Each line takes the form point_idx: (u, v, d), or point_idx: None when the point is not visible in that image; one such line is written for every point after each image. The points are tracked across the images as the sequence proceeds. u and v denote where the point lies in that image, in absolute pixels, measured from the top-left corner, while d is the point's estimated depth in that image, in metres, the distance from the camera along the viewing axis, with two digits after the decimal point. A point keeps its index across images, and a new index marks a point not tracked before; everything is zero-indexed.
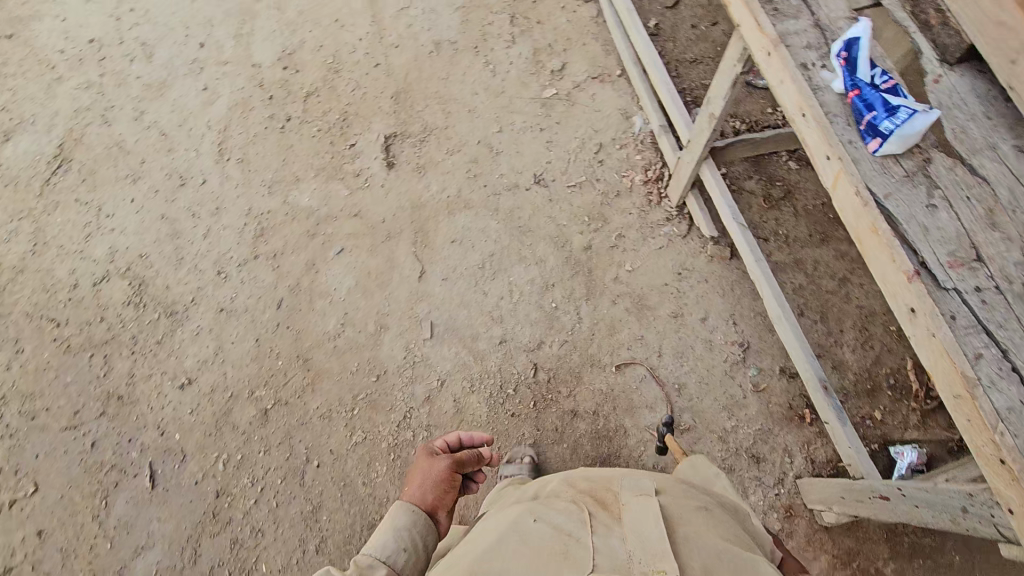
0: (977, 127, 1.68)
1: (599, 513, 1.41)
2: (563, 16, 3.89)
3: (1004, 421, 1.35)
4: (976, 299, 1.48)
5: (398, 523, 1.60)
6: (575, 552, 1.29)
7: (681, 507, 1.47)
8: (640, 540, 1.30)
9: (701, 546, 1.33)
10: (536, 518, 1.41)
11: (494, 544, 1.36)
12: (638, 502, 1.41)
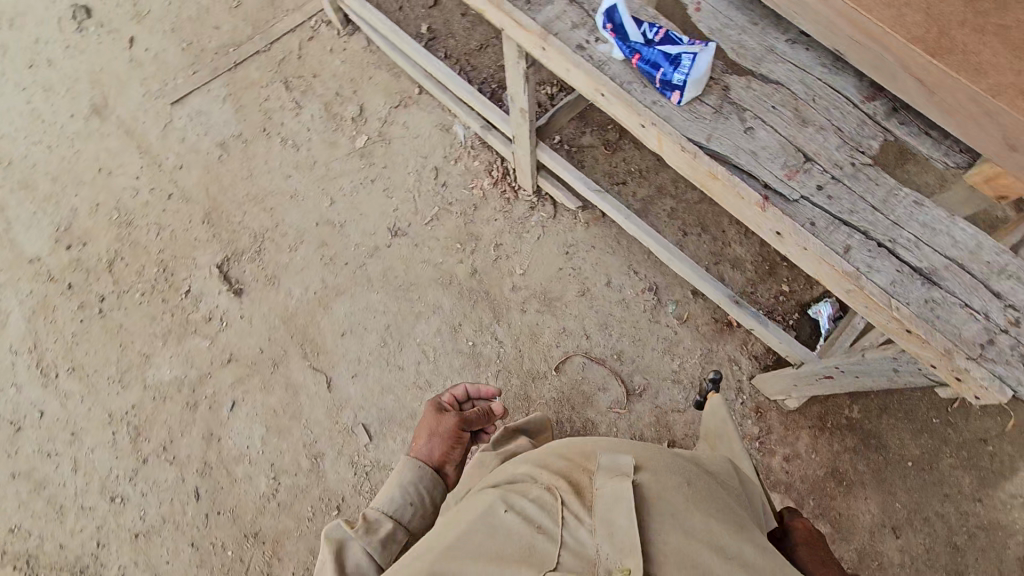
0: (750, 36, 1.69)
1: (570, 496, 1.28)
2: (336, 59, 3.57)
3: (894, 296, 1.43)
4: (822, 197, 1.53)
5: (405, 480, 1.74)
6: (542, 549, 1.20)
7: (667, 479, 1.31)
8: (607, 541, 1.17)
9: (676, 527, 1.20)
10: (506, 507, 1.30)
11: (460, 538, 1.27)
12: (608, 487, 1.25)
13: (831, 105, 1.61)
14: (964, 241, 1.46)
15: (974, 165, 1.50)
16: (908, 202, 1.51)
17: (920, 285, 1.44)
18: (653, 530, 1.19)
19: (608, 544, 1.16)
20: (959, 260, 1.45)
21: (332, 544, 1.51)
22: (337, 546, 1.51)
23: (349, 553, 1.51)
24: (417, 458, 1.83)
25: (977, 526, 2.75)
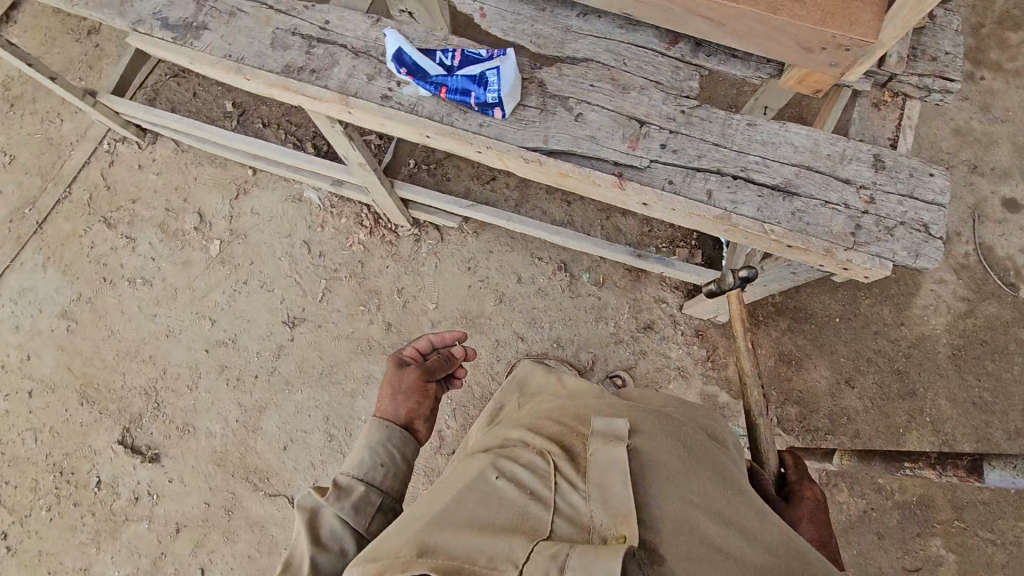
0: (543, 23, 1.66)
1: (565, 462, 1.21)
2: (148, 173, 3.24)
3: (765, 221, 1.49)
4: (669, 153, 1.55)
5: (371, 439, 1.44)
6: (534, 514, 1.12)
7: (664, 446, 1.29)
8: (602, 507, 1.09)
9: (671, 493, 1.17)
10: (498, 477, 1.21)
11: (445, 508, 1.16)
12: (603, 450, 1.19)
13: (642, 62, 1.61)
14: (803, 144, 1.53)
15: (783, 71, 1.55)
16: (743, 126, 1.56)
17: (782, 200, 1.50)
18: (651, 497, 1.14)
19: (603, 508, 1.09)
20: (806, 162, 1.52)
21: (304, 513, 1.29)
22: (312, 517, 1.29)
23: (326, 526, 1.28)
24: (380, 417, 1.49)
25: (910, 347, 3.02)
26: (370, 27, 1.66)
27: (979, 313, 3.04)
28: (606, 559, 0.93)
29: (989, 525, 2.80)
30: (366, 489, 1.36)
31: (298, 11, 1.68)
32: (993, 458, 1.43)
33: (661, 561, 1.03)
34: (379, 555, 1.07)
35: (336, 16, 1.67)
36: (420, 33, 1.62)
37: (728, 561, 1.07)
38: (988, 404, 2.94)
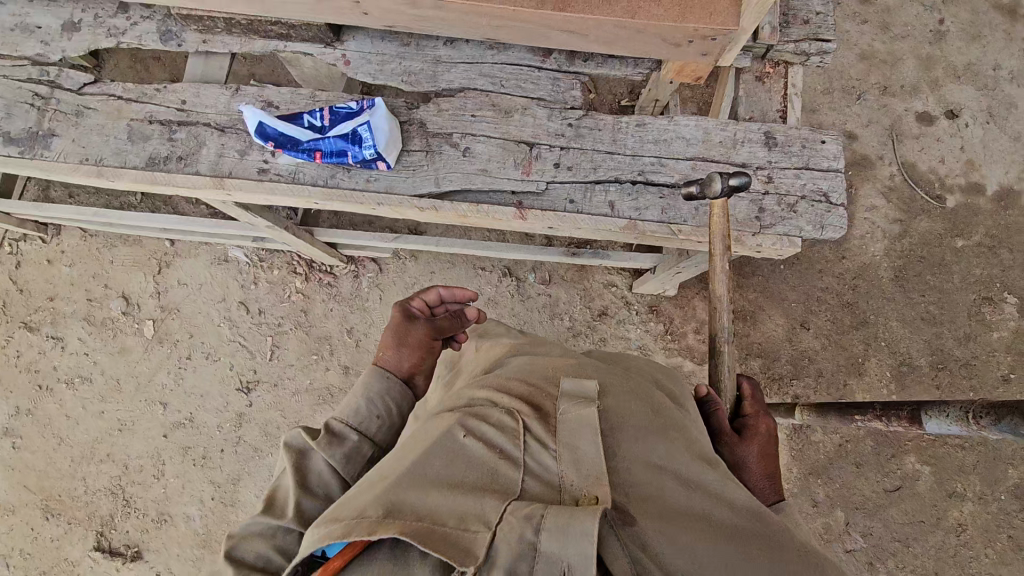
0: (410, 58, 1.56)
1: (536, 421, 1.12)
2: (59, 266, 3.07)
3: (672, 221, 1.48)
4: (564, 171, 1.51)
5: (373, 391, 1.39)
6: (502, 477, 1.03)
7: (633, 406, 1.22)
8: (572, 470, 1.02)
9: (639, 455, 1.12)
10: (466, 436, 1.10)
11: (409, 468, 1.04)
12: (572, 411, 1.10)
13: (519, 80, 1.55)
14: (695, 135, 1.50)
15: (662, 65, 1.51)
16: (633, 128, 1.52)
17: (685, 197, 1.48)
18: (619, 458, 1.09)
19: (575, 470, 1.02)
20: (701, 153, 1.49)
21: (292, 453, 1.27)
22: (299, 458, 1.27)
23: (311, 469, 1.25)
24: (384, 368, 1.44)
25: (855, 278, 3.07)
26: (231, 99, 1.56)
27: (914, 231, 3.10)
28: (582, 524, 0.88)
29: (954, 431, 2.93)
30: (357, 442, 1.32)
31: (150, 96, 1.57)
32: (931, 407, 1.47)
33: (633, 522, 0.99)
34: (338, 518, 0.95)
35: (192, 94, 1.57)
36: (288, 96, 1.55)
37: (695, 523, 1.04)
38: (935, 317, 3.03)
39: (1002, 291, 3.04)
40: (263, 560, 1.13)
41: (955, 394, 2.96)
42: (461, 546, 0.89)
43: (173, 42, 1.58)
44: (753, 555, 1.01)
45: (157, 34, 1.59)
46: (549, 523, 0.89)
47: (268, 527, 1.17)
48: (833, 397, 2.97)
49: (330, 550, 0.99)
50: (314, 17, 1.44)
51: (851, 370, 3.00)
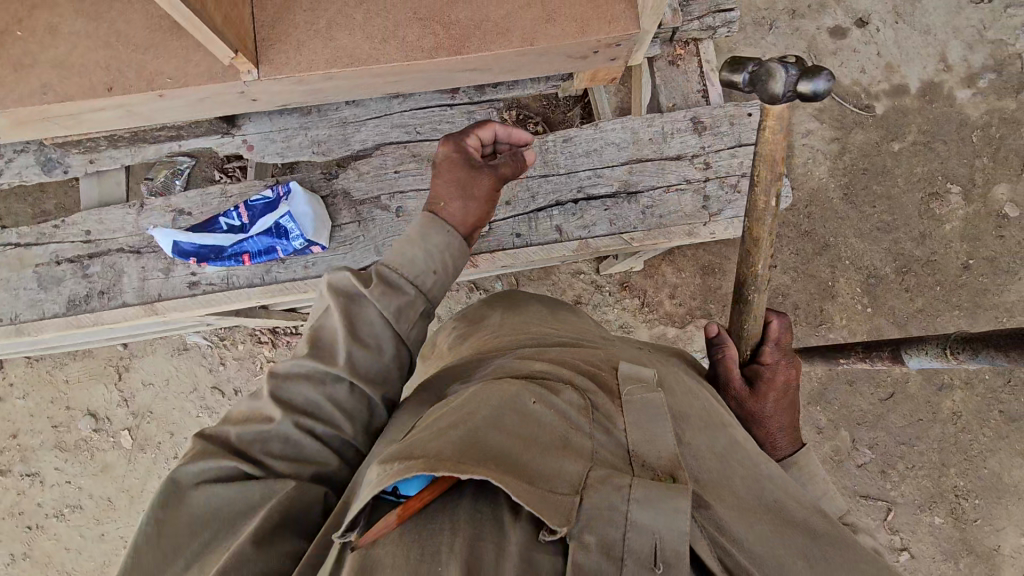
0: (316, 126, 1.47)
1: (605, 399, 1.06)
2: (12, 401, 2.91)
3: (621, 231, 1.45)
4: (503, 206, 1.46)
5: (433, 243, 1.19)
6: (574, 443, 0.95)
7: (692, 398, 1.20)
8: (645, 449, 0.99)
9: (705, 444, 1.09)
10: (535, 395, 0.99)
11: (482, 418, 0.92)
12: (635, 396, 1.07)
13: (435, 123, 1.49)
14: (624, 138, 1.46)
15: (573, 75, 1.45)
16: (559, 145, 1.47)
17: (630, 202, 1.45)
18: (687, 443, 1.07)
19: (648, 451, 0.99)
20: (634, 156, 1.46)
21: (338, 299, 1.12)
22: (348, 305, 1.11)
23: (363, 316, 1.11)
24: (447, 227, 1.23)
25: (807, 206, 3.10)
26: (137, 218, 1.45)
27: (852, 145, 3.12)
28: (679, 506, 0.86)
29: (931, 326, 3.04)
30: (416, 291, 1.16)
31: (49, 236, 1.46)
32: (914, 345, 1.48)
33: (706, 506, 0.97)
34: (416, 457, 0.84)
35: (95, 221, 1.46)
36: (198, 201, 1.46)
37: (768, 515, 1.03)
38: (890, 223, 3.09)
39: (945, 182, 3.10)
40: (314, 407, 1.07)
41: (923, 292, 3.06)
42: (552, 511, 0.83)
43: (56, 170, 1.46)
44: (817, 549, 1.00)
45: (36, 166, 1.46)
46: (636, 496, 0.86)
47: (315, 374, 1.08)
48: (813, 326, 3.05)
49: (402, 485, 0.90)
50: (201, 116, 1.32)
51: (824, 295, 3.06)
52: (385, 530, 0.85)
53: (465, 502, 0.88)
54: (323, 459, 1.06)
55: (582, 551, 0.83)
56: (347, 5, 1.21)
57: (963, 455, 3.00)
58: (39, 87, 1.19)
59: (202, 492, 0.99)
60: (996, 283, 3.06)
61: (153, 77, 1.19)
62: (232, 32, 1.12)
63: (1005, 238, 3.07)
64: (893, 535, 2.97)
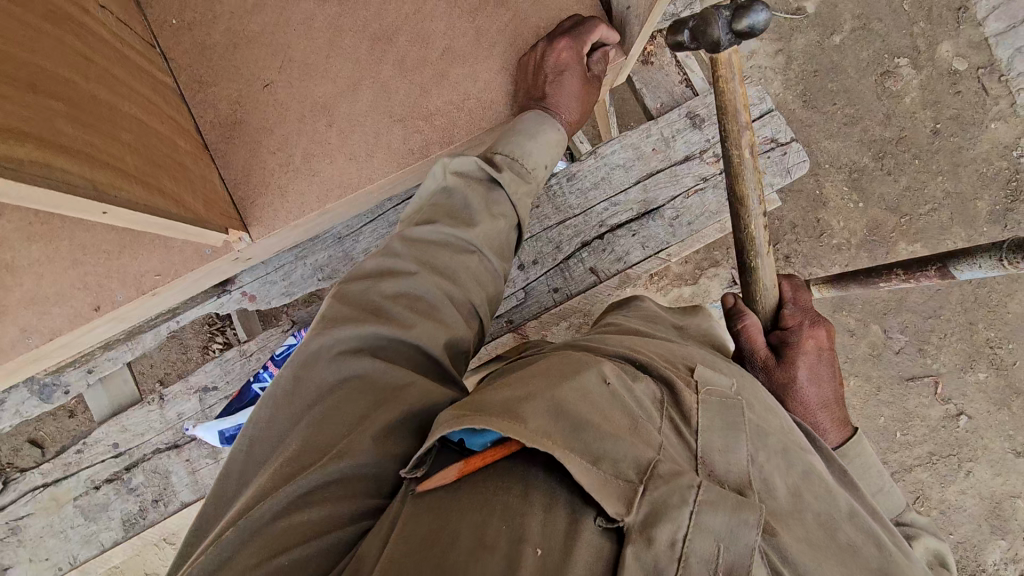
0: (312, 256, 1.36)
1: (681, 388, 0.83)
2: None
3: (657, 251, 1.38)
4: (531, 267, 1.39)
5: (545, 139, 1.06)
6: (643, 430, 0.73)
7: (773, 415, 0.90)
8: (718, 456, 0.75)
9: (789, 467, 0.82)
10: (609, 376, 0.77)
11: (547, 393, 0.71)
12: (714, 394, 0.85)
13: None
14: (627, 158, 1.39)
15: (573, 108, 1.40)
16: (565, 184, 1.39)
17: (655, 220, 1.38)
18: (761, 466, 0.79)
19: (718, 460, 0.75)
20: (643, 172, 1.38)
21: (462, 180, 1.02)
22: (474, 186, 1.02)
23: (492, 196, 1.02)
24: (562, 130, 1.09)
25: None
26: (159, 411, 1.34)
27: (798, 52, 2.38)
28: (748, 515, 0.65)
29: (920, 200, 2.34)
30: (533, 184, 1.06)
31: (75, 463, 1.34)
32: (952, 260, 1.05)
33: (774, 531, 0.72)
34: (491, 411, 0.67)
35: (117, 431, 1.34)
36: (220, 372, 1.36)
37: (839, 559, 0.75)
38: (853, 110, 2.36)
39: (893, 54, 2.35)
40: (451, 270, 0.96)
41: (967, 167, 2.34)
42: (609, 495, 0.65)
43: (57, 392, 1.34)
44: None
45: (33, 395, 1.33)
46: (704, 497, 0.65)
47: (450, 240, 0.98)
48: (816, 239, 2.36)
49: (470, 437, 0.71)
50: (190, 292, 1.20)
51: (813, 203, 2.37)
52: (446, 483, 0.70)
53: (537, 492, 0.67)
54: (453, 328, 0.93)
55: (645, 546, 0.62)
56: (315, 134, 1.09)
57: (987, 305, 2.27)
58: (55, 317, 1.06)
59: (331, 366, 0.86)
60: (966, 138, 2.34)
61: (141, 280, 1.08)
62: (217, 210, 0.99)
63: (963, 93, 2.35)
64: (946, 406, 2.26)
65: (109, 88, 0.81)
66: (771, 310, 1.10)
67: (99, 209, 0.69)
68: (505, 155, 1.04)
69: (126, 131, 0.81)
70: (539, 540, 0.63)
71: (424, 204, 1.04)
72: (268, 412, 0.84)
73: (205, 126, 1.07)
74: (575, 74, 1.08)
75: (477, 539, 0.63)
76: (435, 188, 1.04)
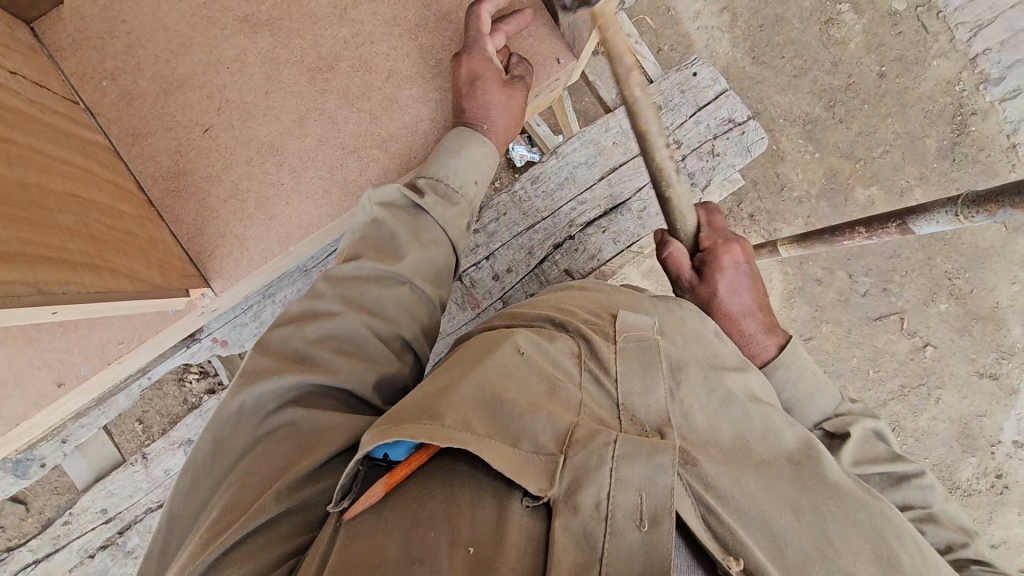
0: (284, 294, 1.32)
1: (599, 341, 0.82)
2: None
3: (627, 242, 1.38)
4: (505, 273, 1.36)
5: (475, 154, 1.03)
6: (562, 396, 0.74)
7: (697, 344, 0.88)
8: (637, 400, 0.75)
9: (710, 395, 0.81)
10: (523, 346, 0.78)
11: (460, 383, 0.71)
12: (632, 338, 0.83)
13: None
14: (588, 155, 1.38)
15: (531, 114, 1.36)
16: (530, 188, 1.37)
17: (623, 214, 1.37)
18: (682, 398, 0.79)
19: (637, 404, 0.75)
20: (605, 168, 1.38)
21: (390, 210, 0.95)
22: (399, 214, 0.95)
23: (419, 223, 0.96)
24: (488, 144, 1.05)
25: None
26: (145, 470, 1.31)
27: (742, 9, 2.24)
28: (663, 457, 0.65)
29: (872, 143, 2.26)
30: (464, 202, 1.02)
31: (64, 535, 1.30)
32: (911, 216, 1.00)
33: (694, 461, 0.70)
34: (411, 419, 0.66)
35: (103, 496, 1.31)
36: (201, 425, 1.32)
37: (759, 467, 0.75)
38: (800, 61, 2.26)
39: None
40: (378, 305, 0.89)
41: (920, 104, 2.27)
42: (530, 472, 0.64)
43: (33, 466, 1.31)
44: (817, 505, 0.72)
45: (7, 473, 1.31)
46: (622, 452, 0.65)
47: (374, 274, 0.91)
48: (777, 194, 2.26)
49: (392, 450, 0.69)
50: (160, 351, 1.15)
51: (771, 158, 2.27)
52: (372, 504, 0.67)
53: (463, 488, 0.66)
54: (383, 362, 0.86)
55: (572, 515, 0.62)
56: (265, 176, 1.05)
57: (942, 239, 2.34)
58: (17, 400, 1.01)
59: (257, 423, 0.78)
60: (911, 78, 2.26)
61: (102, 348, 1.03)
62: (174, 271, 0.95)
63: (905, 34, 2.25)
64: (913, 338, 2.34)
65: (40, 168, 0.75)
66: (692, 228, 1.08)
67: (45, 309, 0.67)
68: (429, 177, 1.00)
69: (63, 212, 0.76)
70: (469, 538, 0.62)
71: (353, 239, 0.96)
72: (209, 473, 0.77)
73: (146, 180, 1.01)
74: (491, 81, 1.03)
75: (405, 556, 0.60)
76: (364, 221, 0.97)
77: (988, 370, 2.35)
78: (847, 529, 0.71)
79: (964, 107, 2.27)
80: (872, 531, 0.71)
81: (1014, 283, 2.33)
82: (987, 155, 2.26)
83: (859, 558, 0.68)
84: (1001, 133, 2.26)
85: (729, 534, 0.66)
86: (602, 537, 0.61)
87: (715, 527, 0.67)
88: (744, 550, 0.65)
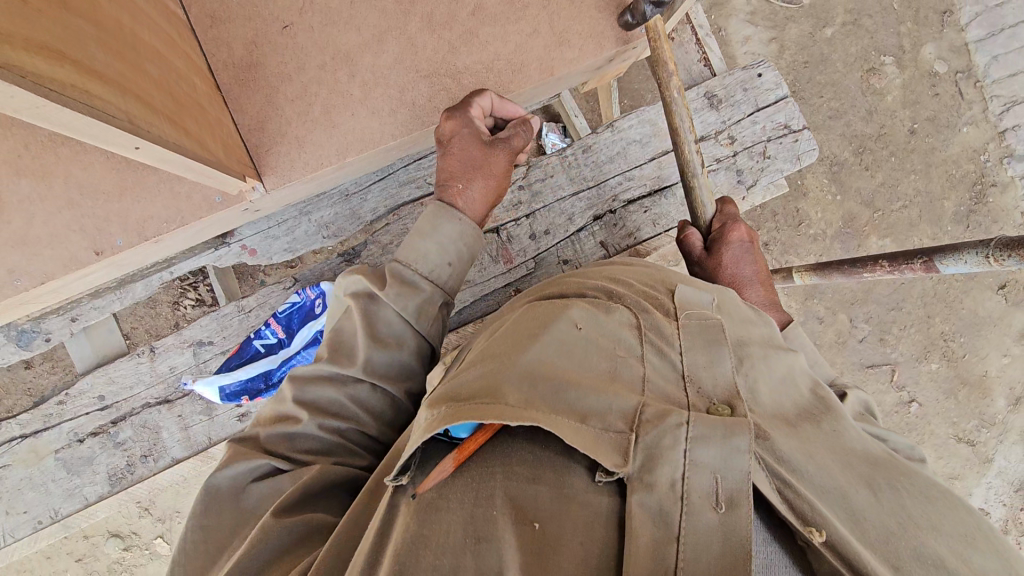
0: (321, 208, 1.31)
1: (658, 318, 0.81)
2: None
3: (664, 224, 1.39)
4: (541, 232, 1.37)
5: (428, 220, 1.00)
6: (623, 375, 0.73)
7: (751, 324, 0.89)
8: (703, 372, 0.74)
9: (771, 373, 0.81)
10: (578, 322, 0.79)
11: (515, 360, 0.71)
12: (695, 316, 0.82)
13: None
14: (644, 133, 1.39)
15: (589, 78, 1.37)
16: (581, 155, 1.38)
17: (667, 197, 1.39)
18: (745, 376, 0.78)
19: (704, 376, 0.74)
20: (659, 149, 1.39)
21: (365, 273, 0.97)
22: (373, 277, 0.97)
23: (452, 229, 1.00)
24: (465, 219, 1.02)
25: None
26: (147, 364, 1.29)
27: (790, 42, 2.28)
28: (740, 441, 0.63)
29: (893, 196, 2.30)
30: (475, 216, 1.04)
31: (57, 415, 1.27)
32: (940, 253, 0.92)
33: (766, 435, 0.70)
34: (469, 399, 0.66)
35: (103, 382, 1.28)
36: (216, 327, 1.31)
37: (828, 448, 0.74)
38: (838, 104, 2.29)
39: (879, 51, 2.27)
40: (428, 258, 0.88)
41: (945, 165, 2.31)
42: (604, 449, 0.63)
43: (37, 339, 1.29)
44: (892, 485, 0.71)
45: (10, 341, 1.28)
46: (695, 433, 0.63)
47: (334, 375, 0.91)
48: (794, 229, 2.30)
49: (455, 427, 0.69)
50: (193, 241, 1.14)
51: (794, 193, 2.29)
52: (443, 478, 0.65)
53: (517, 466, 0.65)
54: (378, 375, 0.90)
55: (648, 492, 0.61)
56: (336, 83, 1.05)
57: (942, 299, 2.35)
58: (47, 260, 0.99)
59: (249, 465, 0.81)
60: (940, 139, 2.31)
61: (143, 224, 1.02)
62: (235, 154, 0.96)
63: (942, 96, 2.30)
64: (901, 393, 2.37)
65: (131, 14, 0.75)
66: (706, 218, 1.17)
67: (130, 143, 0.66)
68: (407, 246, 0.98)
69: (151, 63, 0.76)
70: (533, 512, 0.61)
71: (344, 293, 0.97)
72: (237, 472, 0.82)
73: (218, 65, 1.01)
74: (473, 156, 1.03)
75: (471, 535, 0.59)
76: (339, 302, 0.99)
77: (967, 436, 2.39)
78: (923, 506, 0.70)
79: (984, 177, 2.32)
80: (945, 506, 0.71)
81: (1004, 355, 2.37)
82: (999, 228, 2.31)
83: (938, 530, 0.67)
84: (1017, 210, 2.31)
85: (806, 504, 0.64)
86: (678, 514, 0.59)
87: (791, 499, 0.65)
88: (827, 521, 0.63)
